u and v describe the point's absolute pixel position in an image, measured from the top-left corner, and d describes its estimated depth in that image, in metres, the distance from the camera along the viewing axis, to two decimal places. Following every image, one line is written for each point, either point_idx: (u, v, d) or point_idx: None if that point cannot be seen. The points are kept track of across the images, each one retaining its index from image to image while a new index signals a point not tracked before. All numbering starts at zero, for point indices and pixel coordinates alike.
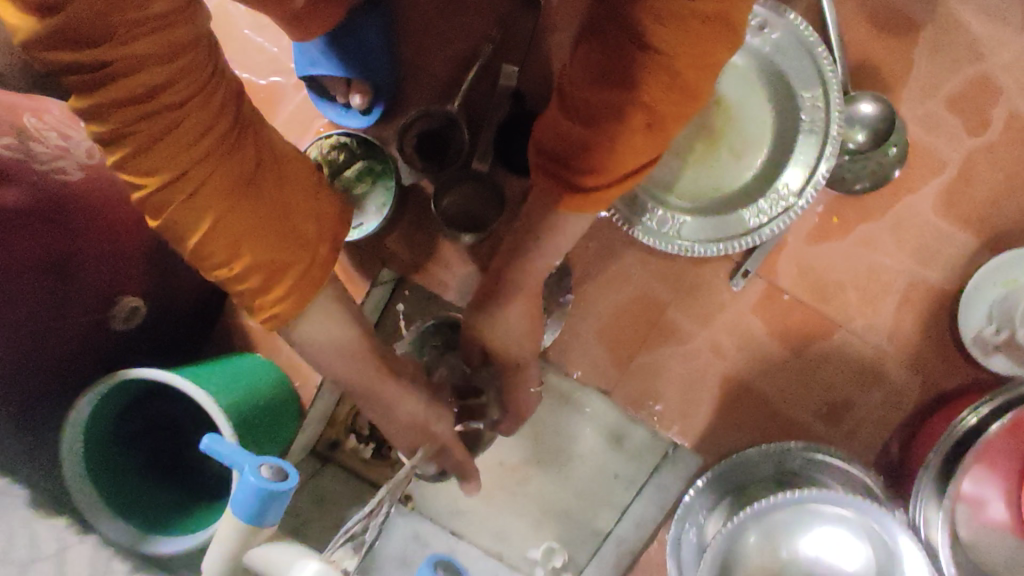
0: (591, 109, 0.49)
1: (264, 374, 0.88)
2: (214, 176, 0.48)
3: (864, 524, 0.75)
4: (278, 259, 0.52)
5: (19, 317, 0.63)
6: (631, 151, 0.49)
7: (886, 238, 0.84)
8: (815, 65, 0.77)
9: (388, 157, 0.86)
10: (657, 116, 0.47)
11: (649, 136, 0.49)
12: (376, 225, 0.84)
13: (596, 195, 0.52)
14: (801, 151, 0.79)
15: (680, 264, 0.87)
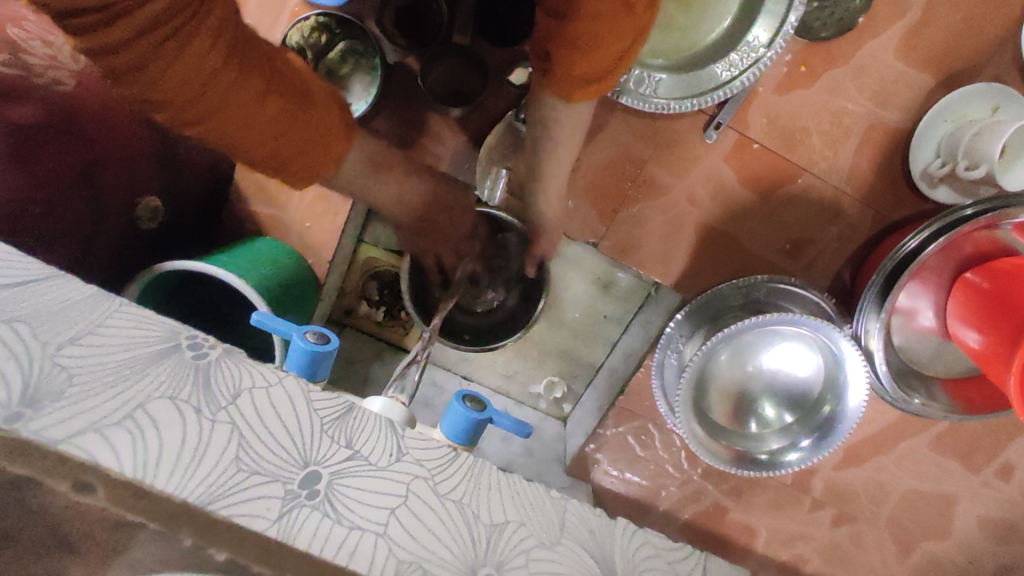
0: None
1: (281, 253, 0.96)
2: (236, 80, 0.47)
3: (814, 339, 0.89)
4: (308, 148, 0.56)
5: (67, 225, 0.70)
6: (620, 22, 0.57)
7: (849, 83, 0.89)
8: None
9: (369, 34, 0.87)
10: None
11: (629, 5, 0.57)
12: (365, 106, 0.88)
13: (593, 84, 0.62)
14: (771, 3, 0.81)
15: (658, 121, 0.92)
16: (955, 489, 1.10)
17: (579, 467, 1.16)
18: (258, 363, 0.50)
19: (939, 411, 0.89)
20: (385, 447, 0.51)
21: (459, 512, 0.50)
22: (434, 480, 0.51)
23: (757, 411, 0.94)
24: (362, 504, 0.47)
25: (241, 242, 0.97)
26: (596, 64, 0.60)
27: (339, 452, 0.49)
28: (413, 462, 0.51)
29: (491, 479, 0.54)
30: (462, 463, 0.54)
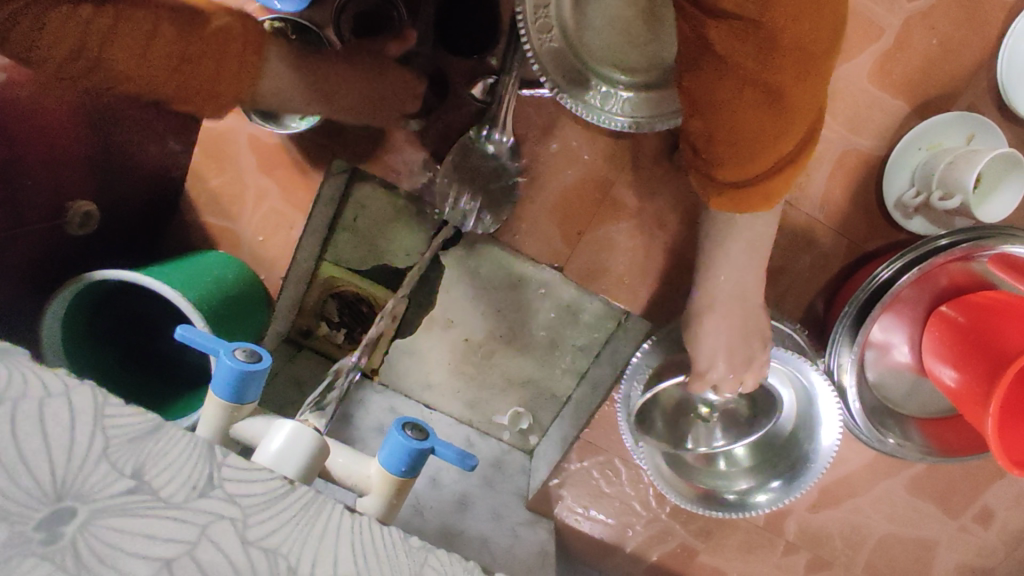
0: (719, 101, 0.56)
1: (229, 267, 0.91)
2: (121, 24, 0.56)
3: (775, 369, 0.85)
4: (225, 80, 0.62)
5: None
6: (780, 124, 0.56)
7: (821, 108, 0.87)
8: None
9: (326, 41, 0.83)
10: (778, 87, 0.54)
11: (786, 111, 0.55)
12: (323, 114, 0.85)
13: (746, 197, 0.60)
14: None
15: (627, 140, 0.88)
16: (932, 534, 1.05)
17: (540, 502, 1.08)
18: (39, 366, 0.40)
19: (915, 452, 0.85)
20: (188, 475, 0.39)
21: (266, 567, 0.38)
22: (245, 523, 0.39)
23: (724, 448, 0.89)
24: (129, 555, 0.36)
25: (187, 254, 0.91)
26: (745, 171, 0.58)
27: (115, 483, 0.38)
28: (224, 497, 0.39)
29: (333, 520, 0.41)
30: (300, 497, 0.41)
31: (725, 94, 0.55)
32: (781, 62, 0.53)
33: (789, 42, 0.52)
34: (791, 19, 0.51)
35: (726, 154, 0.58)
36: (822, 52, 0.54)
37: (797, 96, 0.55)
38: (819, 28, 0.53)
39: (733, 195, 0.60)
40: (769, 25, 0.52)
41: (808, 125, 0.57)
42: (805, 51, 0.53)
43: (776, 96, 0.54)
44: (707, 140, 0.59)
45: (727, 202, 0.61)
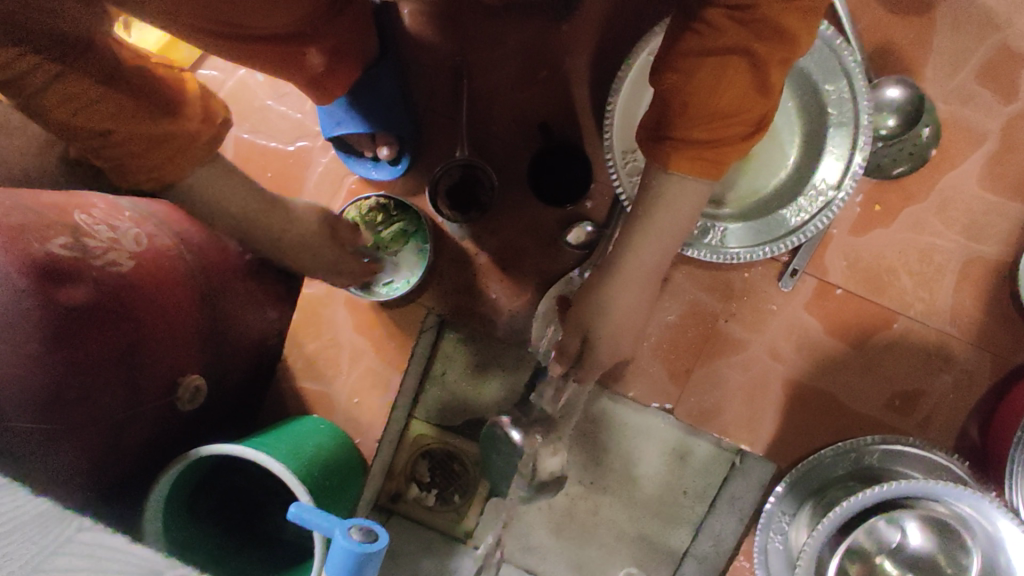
0: (710, 52, 0.52)
1: (326, 432, 0.87)
2: (109, 102, 0.50)
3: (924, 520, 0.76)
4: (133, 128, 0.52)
5: (79, 420, 0.64)
6: (746, 99, 0.53)
7: (931, 219, 0.83)
8: (837, 58, 0.76)
9: (422, 219, 0.86)
10: (761, 58, 0.51)
11: (761, 87, 0.53)
12: (403, 286, 0.87)
13: (697, 159, 0.58)
14: (833, 145, 0.78)
15: (726, 272, 0.85)
16: None
17: None
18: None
19: None
20: None
21: None
22: None
23: (879, 570, 0.80)
24: None
25: (279, 422, 0.88)
26: (710, 131, 0.55)
27: None
28: None
29: None
30: None
31: (715, 59, 0.52)
32: (798, 24, 0.51)
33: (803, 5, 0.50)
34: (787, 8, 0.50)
35: (697, 118, 0.55)
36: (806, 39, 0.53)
37: (779, 72, 0.53)
38: (804, 13, 0.51)
39: (693, 160, 0.58)
40: None
41: (764, 109, 0.55)
42: (809, 17, 0.51)
43: (761, 66, 0.52)
44: (675, 106, 0.55)
45: (681, 160, 0.58)
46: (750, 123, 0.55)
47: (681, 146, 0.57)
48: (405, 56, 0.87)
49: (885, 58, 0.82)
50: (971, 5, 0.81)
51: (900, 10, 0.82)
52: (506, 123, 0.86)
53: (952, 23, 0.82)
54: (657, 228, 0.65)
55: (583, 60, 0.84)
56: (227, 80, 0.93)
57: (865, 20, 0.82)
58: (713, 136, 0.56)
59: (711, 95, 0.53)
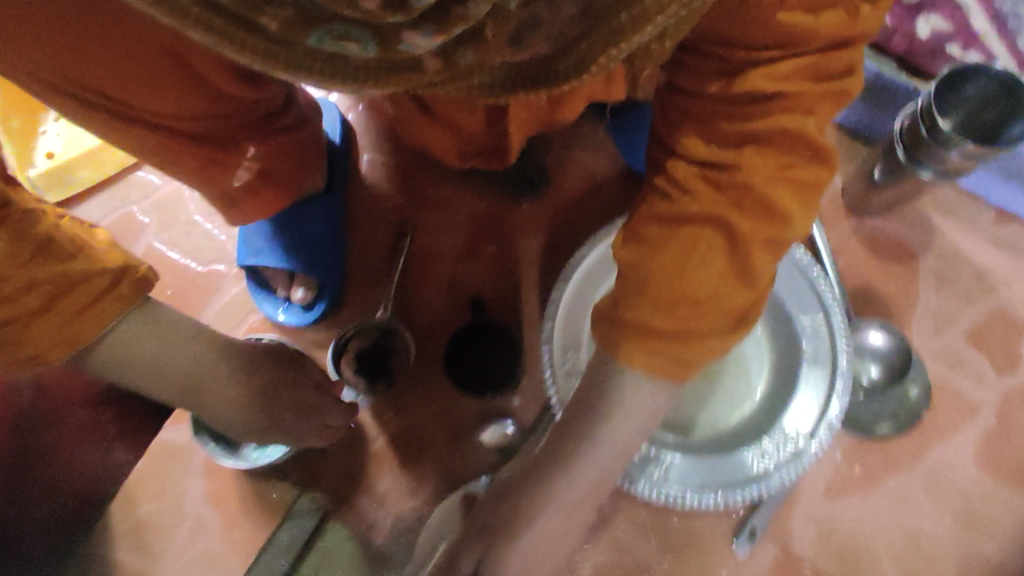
0: (683, 220, 0.44)
1: None
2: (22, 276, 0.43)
3: None
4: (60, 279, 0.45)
5: None
6: (725, 281, 0.43)
7: (920, 496, 0.68)
8: (812, 289, 0.68)
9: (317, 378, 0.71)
10: (741, 233, 0.43)
11: (743, 272, 0.43)
12: (276, 453, 0.71)
13: (656, 357, 0.44)
14: (806, 384, 0.66)
15: (667, 515, 0.68)
16: None
17: None
18: None
19: None
20: None
21: None
22: None
23: None
24: None
25: None
26: (676, 318, 0.43)
27: None
28: None
29: None
30: None
31: (686, 227, 0.43)
32: (792, 201, 0.43)
33: (797, 178, 0.43)
34: (769, 170, 0.42)
35: (661, 301, 0.43)
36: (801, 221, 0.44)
37: (764, 257, 0.43)
38: (796, 188, 0.43)
39: (651, 361, 0.44)
40: (774, 156, 0.42)
41: (752, 297, 0.44)
42: (803, 197, 0.43)
43: (742, 242, 0.43)
44: (635, 286, 0.44)
45: (634, 356, 0.44)
46: (730, 316, 0.44)
47: (641, 337, 0.44)
48: (350, 202, 0.80)
49: (867, 301, 0.73)
50: (959, 262, 0.74)
51: (885, 252, 0.74)
52: (440, 290, 0.76)
53: (939, 276, 0.74)
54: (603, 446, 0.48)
55: (534, 242, 0.77)
56: (160, 187, 0.86)
57: (847, 256, 0.74)
58: (685, 325, 0.43)
59: (681, 271, 0.43)
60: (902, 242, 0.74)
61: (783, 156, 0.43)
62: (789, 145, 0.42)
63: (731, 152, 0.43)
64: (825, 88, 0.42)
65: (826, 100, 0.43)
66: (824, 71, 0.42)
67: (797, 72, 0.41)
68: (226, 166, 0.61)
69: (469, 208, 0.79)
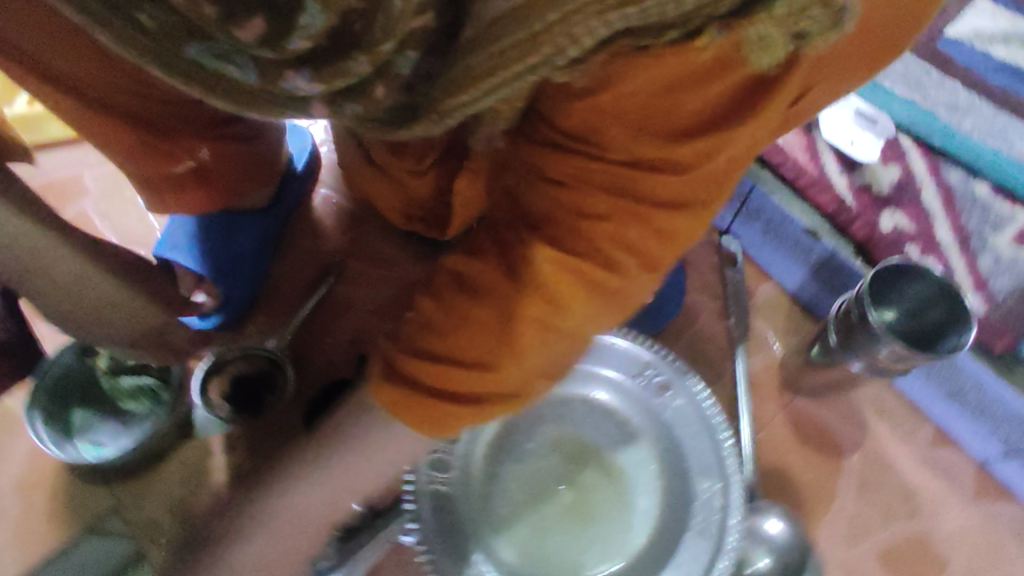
0: (477, 280, 0.40)
1: None
2: None
3: None
4: None
5: None
6: (483, 349, 0.39)
7: None
8: (715, 452, 0.61)
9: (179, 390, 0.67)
10: (511, 309, 0.38)
11: (504, 347, 0.39)
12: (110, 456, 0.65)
13: (405, 403, 0.41)
14: (684, 555, 0.59)
15: None
16: None
17: None
18: None
19: None
20: None
21: None
22: None
23: None
24: None
25: None
26: (428, 372, 0.40)
27: None
28: None
29: None
30: None
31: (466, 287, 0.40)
32: (578, 285, 0.38)
33: (585, 264, 0.38)
34: (559, 270, 0.38)
35: (418, 352, 0.41)
36: (579, 305, 0.39)
37: (531, 335, 0.39)
38: (579, 277, 0.38)
39: (400, 408, 0.41)
40: (574, 233, 0.38)
41: (513, 374, 0.40)
42: (592, 284, 0.38)
43: (514, 326, 0.38)
44: (415, 328, 0.42)
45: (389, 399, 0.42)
46: (478, 385, 0.40)
47: (393, 380, 0.41)
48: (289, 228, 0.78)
49: (778, 486, 0.66)
50: (887, 471, 0.68)
51: (809, 438, 0.69)
52: (342, 340, 0.72)
53: (862, 480, 0.68)
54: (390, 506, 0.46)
55: None
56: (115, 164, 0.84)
57: (768, 430, 0.68)
58: (436, 381, 0.40)
59: (446, 327, 0.40)
60: (830, 432, 0.69)
61: (587, 237, 0.37)
62: (589, 234, 0.37)
63: (534, 232, 0.39)
64: (653, 205, 0.37)
65: (651, 219, 0.37)
66: (650, 190, 0.37)
67: (620, 178, 0.36)
68: (172, 154, 0.59)
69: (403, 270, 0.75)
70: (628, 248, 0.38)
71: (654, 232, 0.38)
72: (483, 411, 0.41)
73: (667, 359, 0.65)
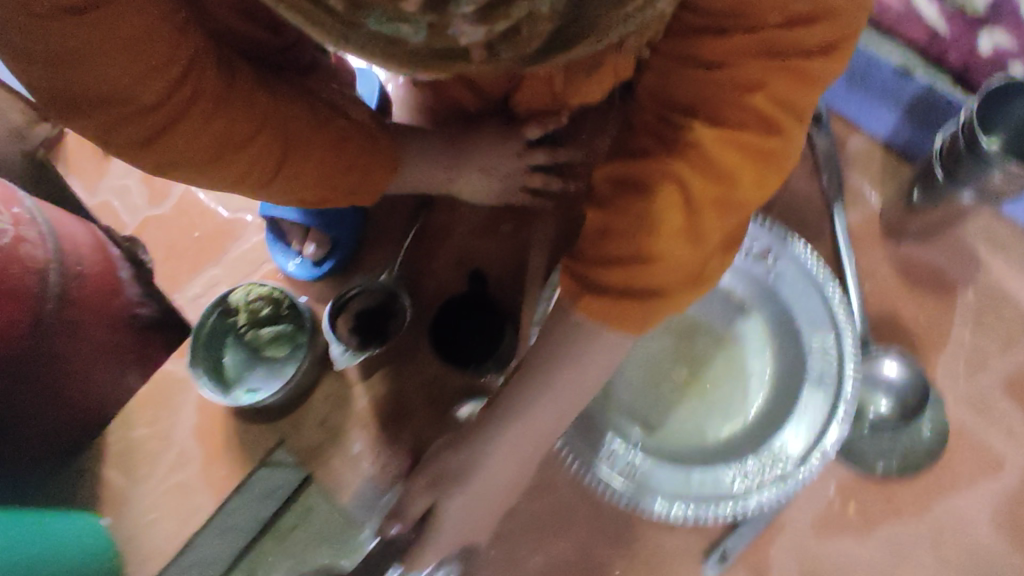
0: (638, 181, 0.47)
1: (79, 546, 0.67)
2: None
3: None
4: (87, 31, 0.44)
5: None
6: (674, 239, 0.45)
7: (920, 552, 0.63)
8: (827, 308, 0.63)
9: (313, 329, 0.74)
10: (693, 196, 0.44)
11: (693, 236, 0.45)
12: (266, 395, 0.73)
13: (614, 304, 0.47)
14: (804, 406, 0.61)
15: (639, 526, 0.66)
16: None
17: None
18: None
19: None
20: None
21: None
22: None
23: None
24: None
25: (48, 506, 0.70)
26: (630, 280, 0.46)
27: None
28: None
29: None
30: None
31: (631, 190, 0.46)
32: (757, 158, 0.44)
33: (752, 142, 0.44)
34: (726, 145, 0.44)
35: (605, 259, 0.47)
36: (754, 180, 0.45)
37: (712, 220, 0.45)
38: (753, 154, 0.44)
39: (603, 311, 0.47)
40: (735, 112, 0.44)
41: (702, 260, 0.46)
42: (768, 160, 0.45)
43: (696, 205, 0.45)
44: (596, 235, 0.48)
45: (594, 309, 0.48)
46: (684, 273, 0.46)
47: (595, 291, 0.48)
48: None
49: (893, 331, 0.68)
50: (1002, 302, 0.69)
51: (919, 283, 0.69)
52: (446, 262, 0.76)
53: (978, 315, 0.69)
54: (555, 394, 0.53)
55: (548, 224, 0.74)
56: None
57: (875, 280, 0.69)
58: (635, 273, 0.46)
59: (636, 225, 0.45)
60: (939, 273, 0.69)
61: (754, 110, 0.43)
62: (758, 101, 0.43)
63: (699, 116, 0.45)
64: (804, 54, 0.43)
65: (807, 68, 0.43)
66: (793, 42, 0.42)
67: (773, 38, 0.42)
68: None
69: (491, 185, 0.73)
70: (784, 105, 0.43)
71: (808, 80, 0.43)
72: (680, 300, 0.47)
73: (766, 227, 0.66)
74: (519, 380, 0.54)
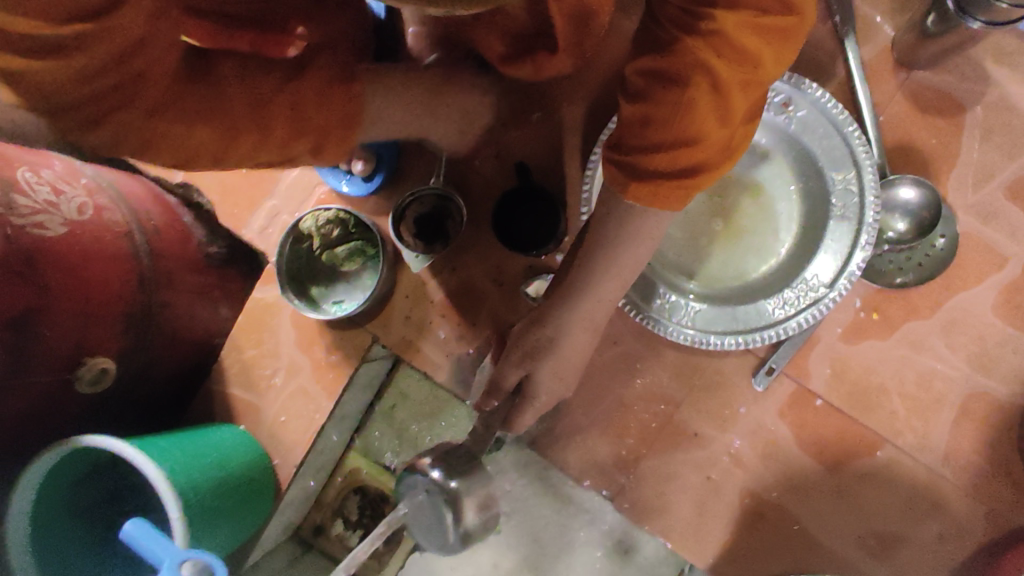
0: (668, 70, 0.51)
1: (240, 449, 0.80)
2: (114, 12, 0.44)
3: None
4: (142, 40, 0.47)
5: None
6: (708, 119, 0.51)
7: (935, 340, 0.75)
8: (846, 146, 0.69)
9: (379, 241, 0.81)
10: (722, 80, 0.49)
11: (724, 115, 0.51)
12: (354, 304, 0.83)
13: (658, 185, 0.54)
14: (832, 239, 0.70)
15: (697, 358, 0.79)
16: None
17: None
18: None
19: None
20: None
21: None
22: None
23: None
24: None
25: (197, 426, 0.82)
26: (672, 163, 0.52)
27: None
28: None
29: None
30: None
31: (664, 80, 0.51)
32: (774, 37, 0.48)
33: (765, 23, 0.48)
34: (747, 30, 0.48)
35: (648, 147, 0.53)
36: (772, 56, 0.49)
37: (741, 95, 0.50)
38: (769, 34, 0.48)
39: (651, 191, 0.54)
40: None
41: (729, 134, 0.52)
42: (780, 37, 0.49)
43: (724, 88, 0.50)
44: (637, 124, 0.53)
45: (642, 193, 0.54)
46: (716, 147, 0.52)
47: (639, 175, 0.54)
48: None
49: (906, 156, 0.75)
50: (1009, 110, 0.74)
51: (929, 107, 0.75)
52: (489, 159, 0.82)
53: (986, 128, 0.75)
54: (618, 268, 0.62)
55: (579, 106, 0.79)
56: None
57: (889, 110, 0.75)
58: (673, 155, 0.52)
59: (674, 113, 0.51)
60: (948, 94, 0.75)
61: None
62: None
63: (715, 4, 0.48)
64: None
65: None
66: None
67: None
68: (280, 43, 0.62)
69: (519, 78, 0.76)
70: None
71: None
72: (717, 171, 0.54)
73: (786, 79, 0.69)
74: (585, 259, 0.63)
